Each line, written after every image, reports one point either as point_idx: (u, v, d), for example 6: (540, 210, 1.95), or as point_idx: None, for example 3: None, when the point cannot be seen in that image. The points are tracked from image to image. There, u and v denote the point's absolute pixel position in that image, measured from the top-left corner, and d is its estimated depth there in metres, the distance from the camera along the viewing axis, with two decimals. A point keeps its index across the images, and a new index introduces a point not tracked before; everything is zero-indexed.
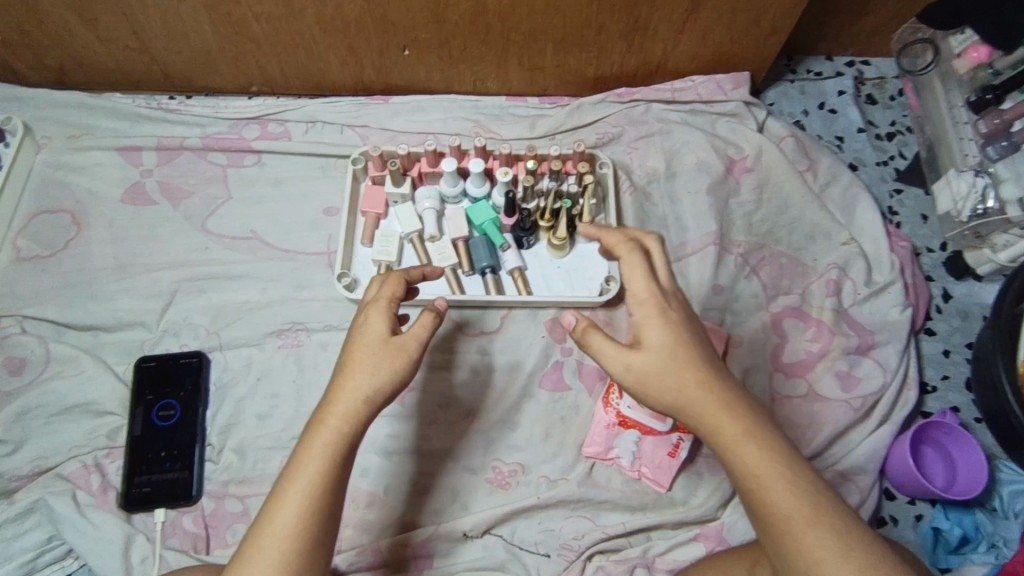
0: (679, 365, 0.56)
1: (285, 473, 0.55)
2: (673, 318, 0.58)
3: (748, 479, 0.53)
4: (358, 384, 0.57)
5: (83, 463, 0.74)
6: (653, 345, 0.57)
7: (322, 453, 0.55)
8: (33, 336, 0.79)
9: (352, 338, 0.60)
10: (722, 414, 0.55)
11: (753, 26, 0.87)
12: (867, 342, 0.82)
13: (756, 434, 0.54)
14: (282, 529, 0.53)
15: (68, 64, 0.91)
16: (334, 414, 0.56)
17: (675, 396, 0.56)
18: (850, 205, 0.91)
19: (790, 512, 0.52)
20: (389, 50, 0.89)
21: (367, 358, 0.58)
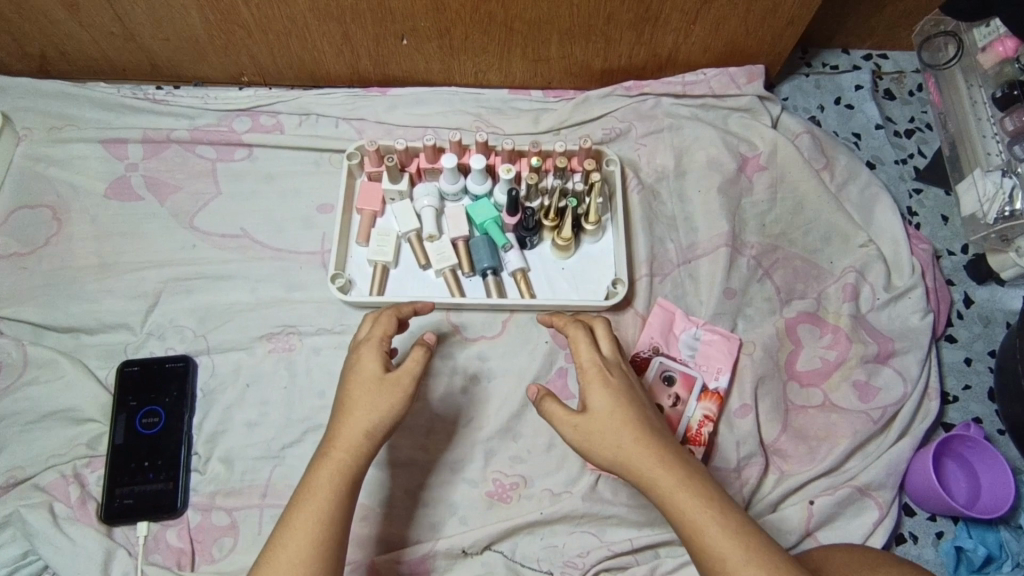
0: (621, 426, 0.58)
1: (287, 511, 0.55)
2: (616, 382, 0.60)
3: (692, 535, 0.54)
4: (358, 421, 0.58)
5: (62, 473, 0.70)
6: (596, 408, 0.59)
7: (325, 490, 0.55)
8: (11, 339, 0.75)
9: (346, 378, 0.60)
10: (663, 471, 0.56)
11: (770, 16, 0.82)
12: (886, 349, 0.78)
13: (698, 487, 0.55)
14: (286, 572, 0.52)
15: (50, 52, 0.87)
16: (336, 450, 0.57)
17: (618, 458, 0.57)
18: (869, 206, 0.87)
19: (735, 565, 0.52)
20: (386, 38, 0.84)
21: (364, 396, 0.59)
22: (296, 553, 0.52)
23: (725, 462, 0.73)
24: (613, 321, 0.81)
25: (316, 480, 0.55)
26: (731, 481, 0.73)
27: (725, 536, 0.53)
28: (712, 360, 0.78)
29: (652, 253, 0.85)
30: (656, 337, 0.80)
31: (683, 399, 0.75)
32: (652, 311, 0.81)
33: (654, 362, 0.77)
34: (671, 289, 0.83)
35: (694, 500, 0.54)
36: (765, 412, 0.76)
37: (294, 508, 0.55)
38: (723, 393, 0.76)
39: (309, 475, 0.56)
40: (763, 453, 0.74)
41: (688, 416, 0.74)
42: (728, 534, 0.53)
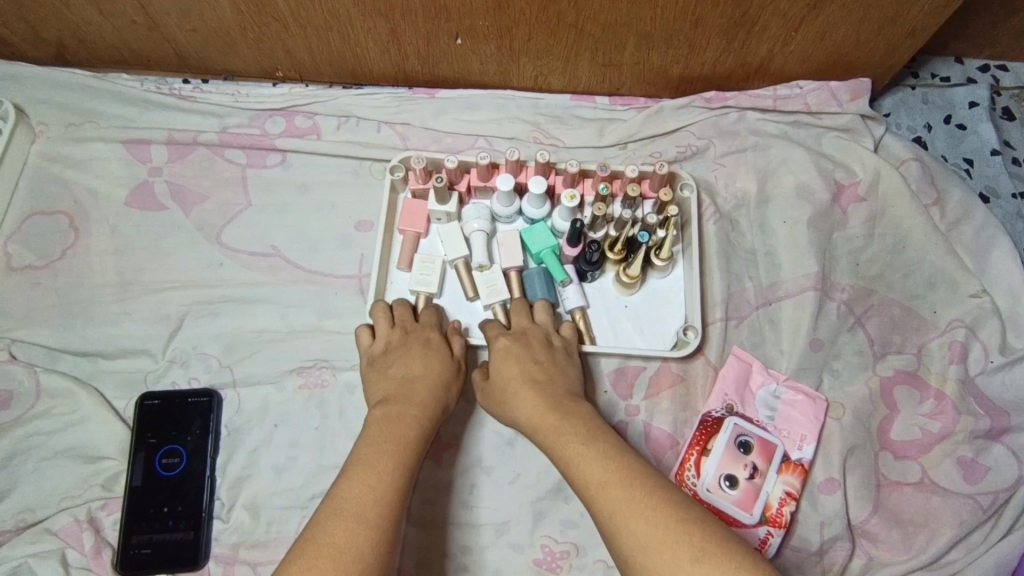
0: (512, 379, 0.61)
1: (367, 451, 0.52)
2: (516, 344, 0.64)
3: (565, 471, 0.53)
4: (432, 386, 0.61)
5: (76, 516, 0.65)
6: (496, 368, 0.62)
7: (410, 436, 0.55)
8: (23, 364, 0.69)
9: (414, 350, 0.63)
10: (544, 415, 0.57)
11: (888, 26, 0.70)
12: (1001, 424, 0.68)
13: (571, 424, 0.55)
14: (365, 504, 0.47)
15: (68, 39, 0.78)
16: (413, 404, 0.58)
17: (512, 411, 0.60)
18: (984, 248, 0.76)
19: (604, 492, 0.49)
20: (439, 37, 0.74)
21: (438, 366, 0.62)
22: (377, 488, 0.49)
23: (805, 543, 0.65)
24: (680, 370, 0.72)
25: (397, 427, 0.55)
26: (811, 565, 0.65)
27: (586, 464, 0.51)
28: (793, 425, 0.69)
29: (728, 292, 0.75)
30: (731, 394, 0.71)
31: (761, 470, 0.67)
32: (726, 363, 0.72)
33: (729, 424, 0.69)
34: (748, 335, 0.73)
35: (565, 436, 0.54)
36: (854, 488, 0.67)
37: (372, 449, 0.52)
38: (807, 465, 0.68)
39: (385, 423, 0.55)
40: (850, 536, 0.66)
41: (767, 491, 0.66)
42: (592, 459, 0.51)
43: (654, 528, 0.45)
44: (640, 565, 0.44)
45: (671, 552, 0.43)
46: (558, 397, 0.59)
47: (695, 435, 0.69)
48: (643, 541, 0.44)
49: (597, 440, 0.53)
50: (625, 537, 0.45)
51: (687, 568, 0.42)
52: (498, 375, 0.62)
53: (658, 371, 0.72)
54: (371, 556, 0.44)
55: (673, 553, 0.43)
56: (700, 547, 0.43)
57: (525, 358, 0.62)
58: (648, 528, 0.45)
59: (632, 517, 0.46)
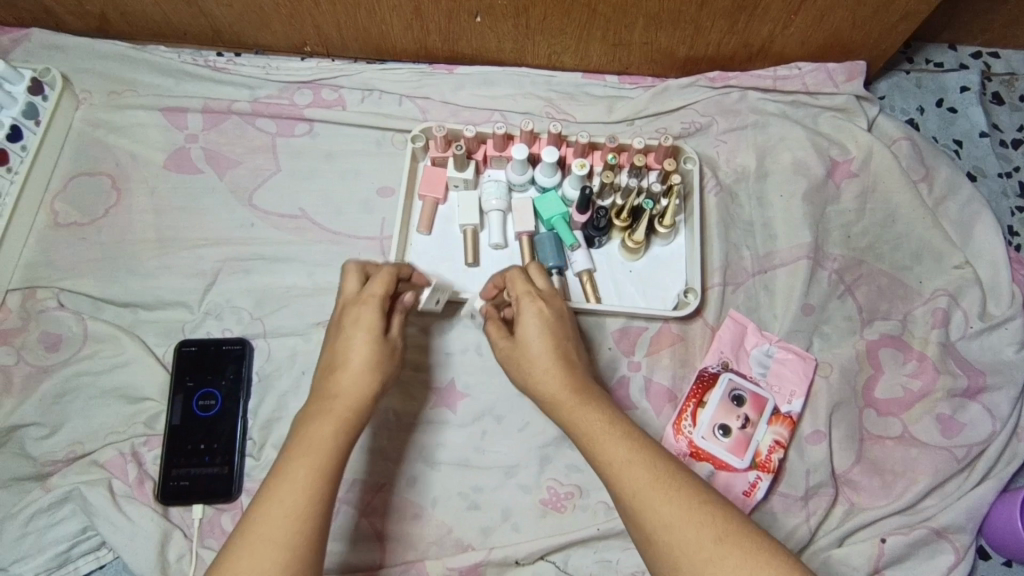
0: (539, 349, 0.58)
1: (281, 463, 0.50)
2: (548, 311, 0.59)
3: (587, 445, 0.55)
4: (352, 381, 0.54)
5: (120, 450, 0.70)
6: (524, 332, 0.59)
7: (329, 446, 0.51)
8: (71, 312, 0.75)
9: (350, 332, 0.56)
10: (569, 388, 0.57)
11: (882, 10, 0.75)
12: (977, 384, 0.74)
13: (595, 402, 0.56)
14: (280, 527, 0.47)
15: (110, 12, 0.83)
16: (331, 405, 0.53)
17: (533, 377, 0.58)
18: (968, 223, 0.80)
19: (637, 475, 0.51)
20: (459, 15, 0.79)
21: (368, 360, 0.55)
22: (293, 507, 0.48)
23: (792, 489, 0.71)
24: (679, 330, 0.77)
25: (316, 434, 0.52)
26: (798, 509, 0.70)
27: (612, 443, 0.54)
28: (784, 382, 0.75)
29: (726, 259, 0.80)
30: (726, 351, 0.76)
31: (753, 421, 0.73)
32: (723, 324, 0.77)
33: (724, 379, 0.74)
34: (744, 300, 0.78)
35: (590, 412, 0.55)
36: (839, 440, 0.73)
37: (289, 462, 0.50)
38: (796, 417, 0.73)
39: (304, 427, 0.52)
40: (833, 483, 0.71)
41: (757, 440, 0.72)
42: (621, 442, 0.54)
43: (679, 509, 0.49)
44: (665, 541, 0.49)
45: (697, 532, 0.48)
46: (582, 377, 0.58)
47: (692, 388, 0.74)
48: (669, 520, 0.49)
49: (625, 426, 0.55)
50: (650, 515, 0.50)
51: (709, 546, 0.48)
52: (524, 340, 0.59)
53: (659, 331, 0.77)
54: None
55: (699, 533, 0.48)
56: (722, 529, 0.49)
57: (554, 330, 0.59)
58: (675, 509, 0.49)
59: (660, 498, 0.50)
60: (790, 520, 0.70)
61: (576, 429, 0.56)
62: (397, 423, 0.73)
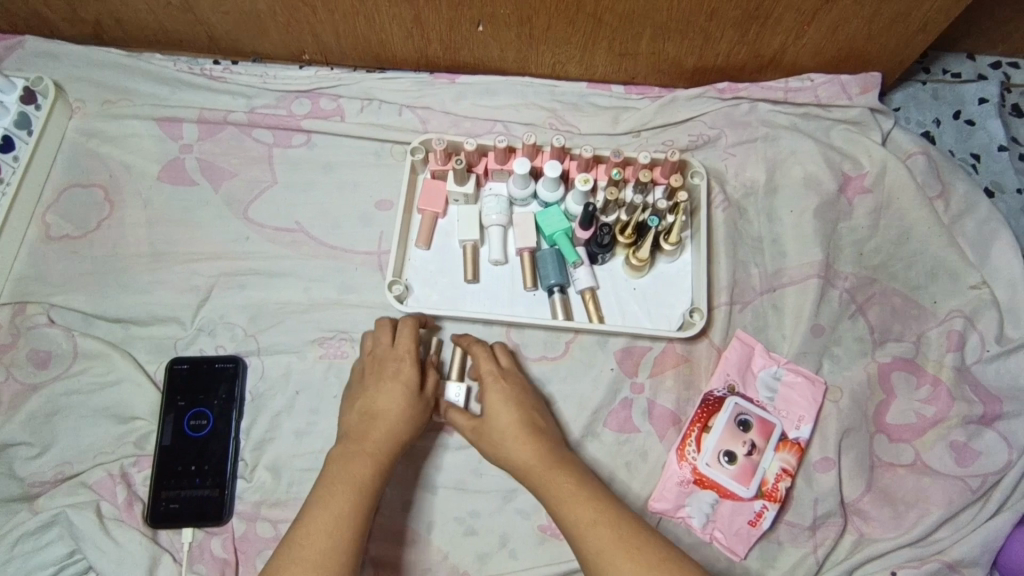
0: (508, 415, 0.62)
1: (317, 494, 0.55)
2: (509, 388, 0.65)
3: (555, 509, 0.56)
4: (387, 427, 0.61)
5: (109, 472, 0.69)
6: (495, 398, 0.64)
7: (361, 483, 0.56)
8: (61, 328, 0.73)
9: (385, 382, 0.64)
10: (536, 455, 0.60)
11: (899, 21, 0.73)
12: (994, 411, 0.71)
13: (564, 467, 0.58)
14: (317, 548, 0.51)
15: (105, 19, 0.82)
16: (368, 448, 0.59)
17: (503, 443, 0.61)
18: (987, 241, 0.78)
19: (599, 532, 0.52)
20: (461, 24, 0.77)
21: (400, 411, 0.62)
22: (330, 534, 0.52)
23: (799, 519, 0.69)
24: (684, 350, 0.75)
25: (348, 472, 0.57)
26: (804, 539, 0.68)
27: (578, 504, 0.55)
28: (792, 406, 0.72)
29: (734, 278, 0.77)
30: (732, 374, 0.73)
31: (759, 447, 0.70)
32: (729, 345, 0.75)
33: (729, 403, 0.72)
34: (752, 320, 0.76)
35: (558, 475, 0.57)
36: (849, 468, 0.70)
37: (326, 494, 0.55)
38: (804, 444, 0.71)
39: (339, 466, 0.57)
40: (842, 513, 0.69)
41: (763, 467, 0.70)
42: (583, 498, 0.55)
43: (639, 569, 0.49)
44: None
45: None
46: (550, 442, 0.61)
47: (696, 412, 0.72)
48: None
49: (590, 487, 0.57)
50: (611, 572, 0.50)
51: None
52: (497, 405, 0.63)
53: (663, 351, 0.75)
54: None
55: None
56: None
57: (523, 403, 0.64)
58: (634, 567, 0.50)
59: (620, 558, 0.50)
60: (796, 550, 0.68)
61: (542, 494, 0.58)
62: None
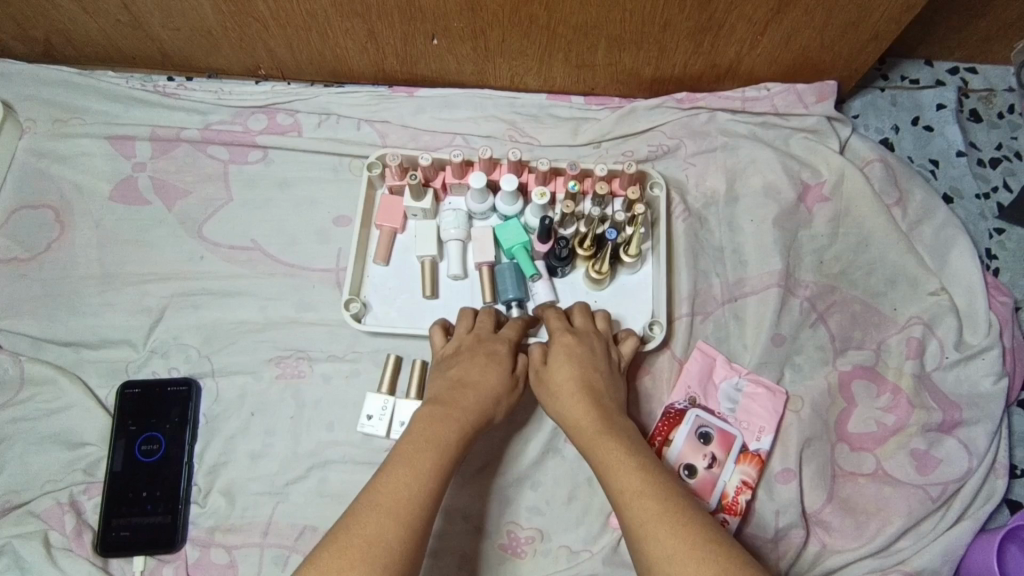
0: (563, 376, 0.60)
1: (403, 451, 0.52)
2: (576, 344, 0.62)
3: (601, 475, 0.53)
4: (480, 401, 0.59)
5: (58, 500, 0.67)
6: (556, 360, 0.61)
7: (447, 442, 0.54)
8: (8, 353, 0.72)
9: (478, 358, 0.62)
10: (591, 422, 0.57)
11: (851, 30, 0.73)
12: (953, 418, 0.71)
13: (615, 435, 0.55)
14: (398, 500, 0.48)
15: (55, 37, 0.80)
16: (461, 413, 0.57)
17: (561, 406, 0.59)
18: (945, 247, 0.78)
19: (643, 503, 0.49)
20: (415, 38, 0.76)
21: (494, 379, 0.61)
22: (413, 485, 0.49)
23: (761, 531, 0.68)
24: (646, 364, 0.74)
25: (438, 431, 0.54)
26: (767, 552, 0.67)
27: (624, 472, 0.51)
28: (752, 418, 0.72)
29: (695, 288, 0.77)
30: (693, 386, 0.73)
31: (719, 460, 0.69)
32: (690, 357, 0.74)
33: (690, 416, 0.71)
34: (713, 331, 0.76)
35: (608, 441, 0.54)
36: (810, 478, 0.70)
37: (411, 448, 0.52)
38: (764, 456, 0.70)
39: (425, 424, 0.55)
40: (805, 524, 0.68)
41: (724, 480, 0.68)
42: (630, 466, 0.52)
43: (683, 542, 0.45)
44: (664, 573, 0.45)
45: (695, 565, 0.44)
46: (605, 408, 0.58)
47: (657, 426, 0.71)
48: (668, 552, 0.45)
49: (638, 455, 0.53)
50: (651, 545, 0.46)
51: None
52: (557, 369, 0.61)
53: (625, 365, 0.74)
54: (390, 548, 0.45)
55: (696, 565, 0.44)
56: (722, 565, 0.44)
57: (586, 365, 0.61)
58: (677, 541, 0.46)
59: (662, 529, 0.46)
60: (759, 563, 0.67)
61: (592, 461, 0.55)
62: (352, 465, 0.70)
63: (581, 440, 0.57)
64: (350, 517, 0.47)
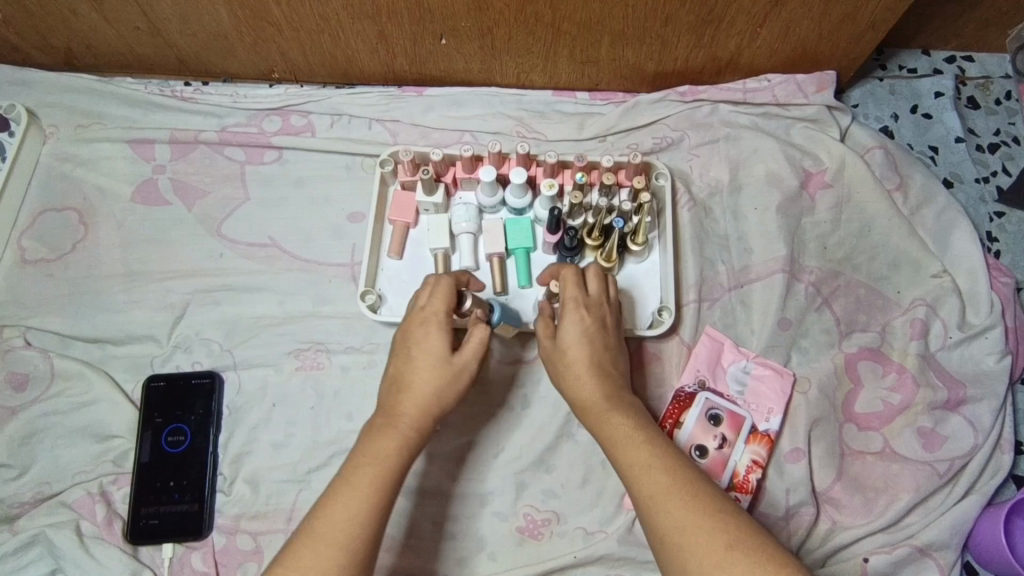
0: (576, 351, 0.59)
1: (348, 467, 0.52)
2: (591, 318, 0.60)
3: (611, 449, 0.54)
4: (422, 399, 0.55)
5: (88, 490, 0.69)
6: (568, 335, 0.59)
7: (389, 456, 0.53)
8: (37, 350, 0.74)
9: (412, 349, 0.57)
10: (602, 398, 0.57)
11: (848, 20, 0.75)
12: (958, 395, 0.72)
13: (623, 411, 0.56)
14: (343, 522, 0.49)
15: (76, 45, 0.83)
16: (403, 419, 0.55)
17: (569, 381, 0.58)
18: (946, 230, 0.80)
19: (655, 477, 0.50)
20: (425, 38, 0.79)
21: (429, 372, 0.56)
22: (355, 506, 0.50)
23: (773, 509, 0.70)
24: (655, 349, 0.76)
25: (379, 443, 0.53)
26: (779, 529, 0.69)
27: (633, 447, 0.53)
28: (761, 399, 0.74)
29: (701, 275, 0.79)
30: (702, 369, 0.75)
31: (730, 441, 0.71)
32: (699, 341, 0.76)
33: (700, 398, 0.73)
34: (720, 316, 0.77)
35: (617, 419, 0.55)
36: (819, 457, 0.71)
37: (355, 463, 0.52)
38: (774, 436, 0.72)
39: (370, 435, 0.54)
40: (815, 502, 0.70)
41: (734, 460, 0.70)
42: (639, 442, 0.53)
43: (694, 515, 0.48)
44: (674, 545, 0.47)
45: (706, 536, 0.46)
46: (609, 385, 0.58)
47: (668, 409, 0.73)
48: (679, 524, 0.47)
49: (646, 432, 0.54)
50: (662, 517, 0.48)
51: (718, 554, 0.46)
52: (571, 343, 0.59)
53: (635, 351, 0.76)
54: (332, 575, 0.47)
55: (708, 538, 0.46)
56: (733, 536, 0.46)
57: (594, 342, 0.59)
58: (687, 513, 0.48)
59: (673, 501, 0.49)
60: None
61: (600, 434, 0.56)
62: None
63: (589, 414, 0.57)
64: (298, 542, 0.49)
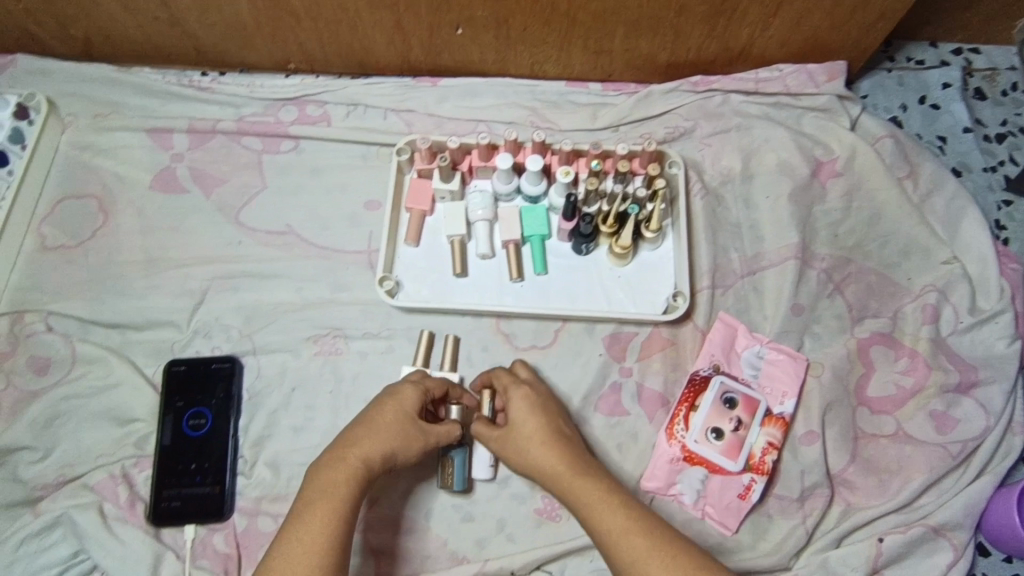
0: (530, 427, 0.60)
1: (300, 505, 0.53)
2: (534, 395, 0.63)
3: (585, 518, 0.56)
4: (373, 445, 0.57)
5: (111, 473, 0.70)
6: (514, 414, 0.62)
7: (342, 495, 0.53)
8: (59, 335, 0.75)
9: (367, 412, 0.59)
10: (565, 466, 0.58)
11: (859, 10, 0.76)
12: (970, 379, 0.73)
13: (592, 474, 0.57)
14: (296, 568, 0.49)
15: (95, 35, 0.84)
16: (353, 459, 0.55)
17: (526, 455, 0.60)
18: (955, 217, 0.81)
19: (634, 543, 0.52)
20: (441, 28, 0.80)
21: (382, 429, 0.58)
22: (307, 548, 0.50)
23: (788, 491, 0.71)
24: (669, 334, 0.77)
25: (328, 482, 0.54)
26: (793, 511, 0.70)
27: (610, 511, 0.54)
28: (776, 382, 0.74)
29: (714, 262, 0.79)
30: (717, 354, 0.76)
31: (746, 423, 0.73)
32: (713, 327, 0.77)
33: (716, 381, 0.74)
34: (733, 303, 0.78)
35: (588, 484, 0.56)
36: (833, 440, 0.72)
37: (306, 502, 0.53)
38: (788, 419, 0.73)
39: (317, 474, 0.55)
40: (829, 484, 0.71)
41: (750, 442, 0.72)
42: (614, 508, 0.55)
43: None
44: None
45: None
46: (570, 452, 0.59)
47: (683, 393, 0.74)
48: None
49: (619, 496, 0.56)
50: None
51: None
52: (522, 419, 0.61)
53: (649, 336, 0.77)
54: None
55: None
56: None
57: (545, 416, 0.61)
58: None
59: (659, 566, 0.51)
60: (786, 521, 0.70)
61: (569, 502, 0.57)
62: None
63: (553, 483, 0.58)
64: None
